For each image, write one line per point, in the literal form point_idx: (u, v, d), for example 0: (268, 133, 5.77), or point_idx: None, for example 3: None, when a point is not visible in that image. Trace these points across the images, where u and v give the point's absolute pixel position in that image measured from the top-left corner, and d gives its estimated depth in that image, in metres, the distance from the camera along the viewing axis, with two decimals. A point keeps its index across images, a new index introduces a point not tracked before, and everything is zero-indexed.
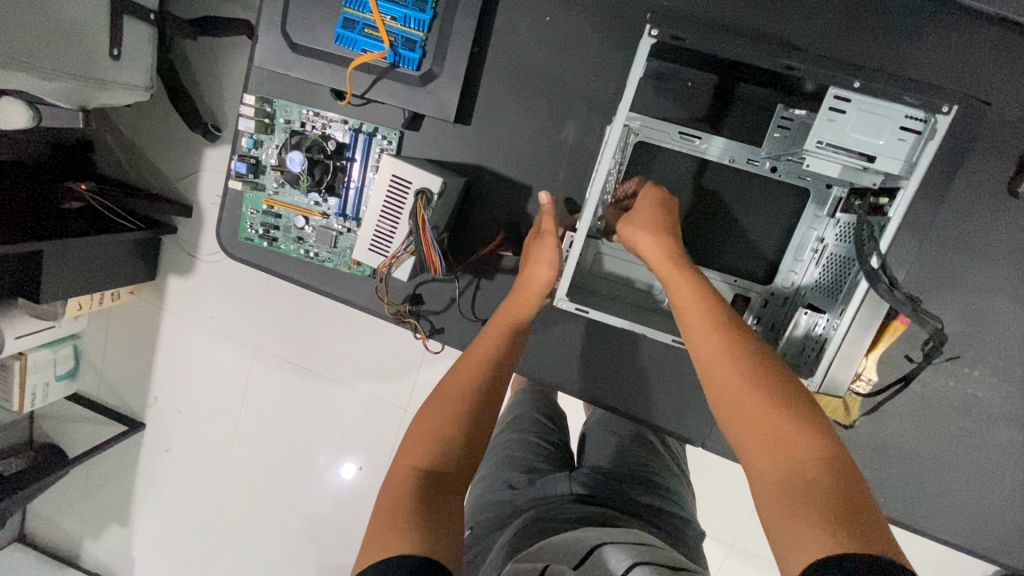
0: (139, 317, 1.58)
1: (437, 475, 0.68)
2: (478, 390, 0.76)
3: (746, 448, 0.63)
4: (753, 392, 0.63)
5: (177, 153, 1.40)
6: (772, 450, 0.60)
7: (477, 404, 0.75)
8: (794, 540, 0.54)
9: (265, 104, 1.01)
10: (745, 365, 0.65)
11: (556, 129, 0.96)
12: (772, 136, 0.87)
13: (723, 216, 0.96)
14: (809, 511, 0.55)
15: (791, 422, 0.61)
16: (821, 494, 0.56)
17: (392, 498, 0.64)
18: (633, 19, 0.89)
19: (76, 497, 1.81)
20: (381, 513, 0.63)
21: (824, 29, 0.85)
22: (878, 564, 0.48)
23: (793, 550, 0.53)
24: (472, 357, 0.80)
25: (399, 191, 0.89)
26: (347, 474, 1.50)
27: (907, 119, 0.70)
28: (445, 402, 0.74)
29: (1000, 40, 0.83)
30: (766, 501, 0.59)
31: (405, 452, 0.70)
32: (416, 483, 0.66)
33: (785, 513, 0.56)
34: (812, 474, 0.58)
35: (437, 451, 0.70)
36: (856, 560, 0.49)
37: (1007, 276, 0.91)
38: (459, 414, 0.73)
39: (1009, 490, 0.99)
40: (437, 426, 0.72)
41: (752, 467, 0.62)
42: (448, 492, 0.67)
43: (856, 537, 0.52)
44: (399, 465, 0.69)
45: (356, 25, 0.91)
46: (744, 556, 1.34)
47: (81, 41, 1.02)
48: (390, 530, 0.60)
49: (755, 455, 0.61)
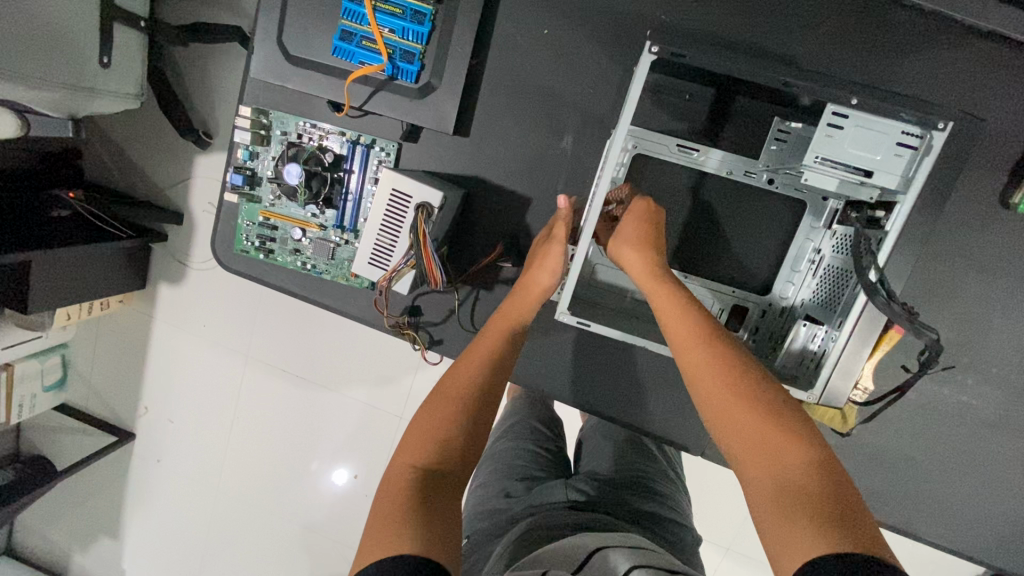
0: (129, 326, 1.56)
1: (438, 475, 0.67)
2: (477, 391, 0.76)
3: (737, 454, 0.63)
4: (742, 399, 0.64)
5: (168, 161, 1.38)
6: (763, 455, 0.61)
7: (477, 405, 0.75)
8: (788, 541, 0.54)
9: (262, 115, 1.00)
10: (735, 374, 0.66)
11: (555, 141, 0.96)
12: (770, 148, 0.88)
13: (718, 227, 0.97)
14: (803, 511, 0.55)
15: (780, 428, 0.62)
16: (811, 496, 0.56)
17: (391, 496, 0.64)
18: (632, 32, 0.90)
19: (64, 508, 1.78)
20: (381, 513, 0.62)
21: (819, 45, 0.86)
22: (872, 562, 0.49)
23: (788, 552, 0.54)
24: (469, 357, 0.80)
25: (398, 205, 0.89)
26: (342, 480, 1.49)
27: (903, 135, 0.71)
28: (443, 403, 0.74)
29: (993, 55, 0.85)
30: (760, 505, 0.59)
31: (404, 453, 0.70)
32: (415, 482, 0.66)
33: (777, 514, 0.57)
34: (802, 476, 0.58)
35: (437, 451, 0.69)
36: (851, 557, 0.50)
37: (1000, 286, 0.93)
38: (458, 413, 0.73)
39: (1000, 494, 1.00)
40: (436, 427, 0.72)
41: (744, 469, 0.62)
42: (447, 491, 0.66)
43: (847, 536, 0.52)
44: (400, 464, 0.69)
45: (354, 38, 0.91)
46: (739, 559, 1.34)
47: (70, 49, 1.00)
48: (390, 530, 0.59)
49: (746, 460, 0.62)
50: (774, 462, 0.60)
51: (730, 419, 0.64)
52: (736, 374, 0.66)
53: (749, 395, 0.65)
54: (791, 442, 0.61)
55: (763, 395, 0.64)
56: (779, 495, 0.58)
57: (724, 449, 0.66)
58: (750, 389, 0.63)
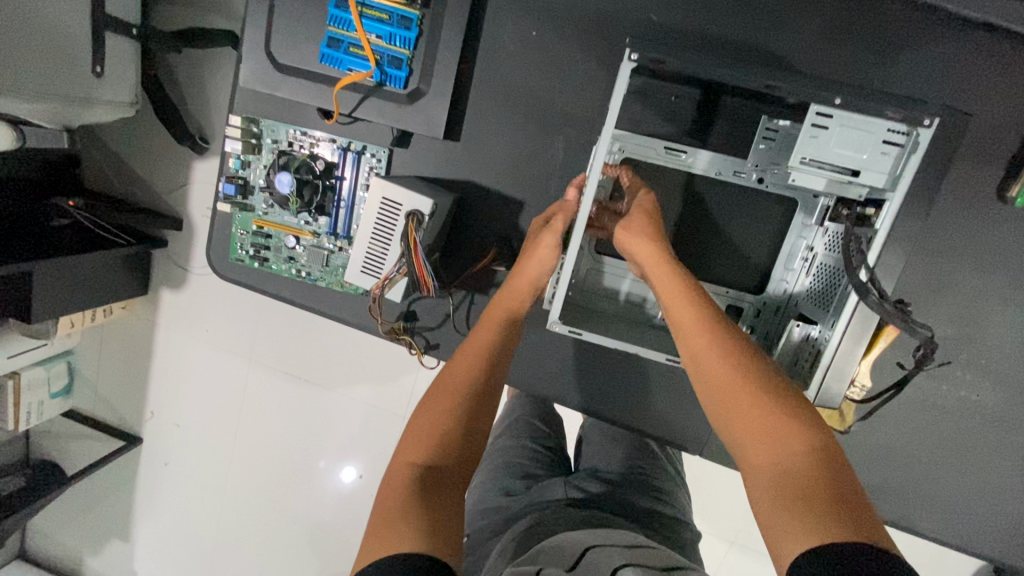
0: (133, 331, 1.57)
1: (439, 472, 0.67)
2: (475, 385, 0.75)
3: (738, 442, 0.63)
4: (743, 387, 0.64)
5: (165, 169, 1.38)
6: (763, 442, 0.61)
7: (475, 398, 0.74)
8: (787, 530, 0.54)
9: (252, 124, 1.00)
10: (736, 362, 0.66)
11: (545, 145, 0.95)
12: (757, 147, 0.86)
13: (710, 227, 0.97)
14: (804, 501, 0.55)
15: (780, 416, 0.62)
16: (810, 484, 0.56)
17: (392, 495, 0.64)
18: (620, 32, 0.89)
19: (76, 512, 1.81)
20: (381, 513, 0.62)
21: (808, 41, 0.85)
22: (874, 553, 0.48)
23: (786, 540, 0.53)
24: (468, 350, 0.80)
25: (389, 214, 0.89)
26: (350, 478, 1.50)
27: (889, 133, 0.71)
28: (443, 397, 0.74)
29: (986, 48, 0.83)
30: (760, 494, 0.59)
31: (403, 453, 0.69)
32: (416, 479, 0.65)
33: (779, 506, 0.56)
34: (802, 465, 0.58)
35: (438, 447, 0.69)
36: (850, 547, 0.49)
37: (998, 282, 0.92)
38: (456, 407, 0.73)
39: (1003, 489, 1.00)
40: (435, 421, 0.71)
41: (745, 459, 0.62)
42: (449, 487, 0.66)
43: (850, 528, 0.52)
44: (400, 462, 0.68)
45: (341, 44, 0.90)
46: (744, 553, 1.35)
47: (64, 59, 1.01)
48: (391, 528, 0.59)
49: (748, 448, 0.62)
50: (775, 449, 0.60)
51: (732, 408, 0.64)
52: (739, 361, 0.66)
53: (751, 383, 0.64)
54: (792, 430, 0.60)
55: (764, 383, 0.64)
56: (779, 484, 0.57)
57: (725, 436, 0.65)
58: (750, 376, 0.63)
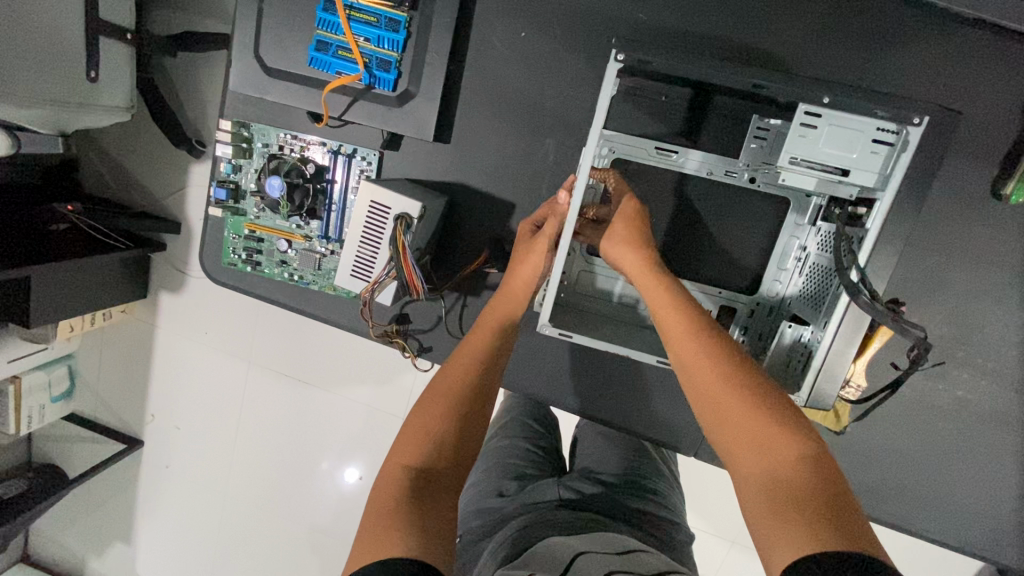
0: (133, 334, 1.57)
1: (431, 474, 0.66)
2: (466, 390, 0.75)
3: (728, 448, 0.62)
4: (734, 394, 0.63)
5: (162, 173, 1.38)
6: (754, 449, 0.60)
7: (467, 402, 0.74)
8: (778, 538, 0.53)
9: (243, 128, 1.01)
10: (726, 367, 0.65)
11: (536, 146, 0.95)
12: (748, 147, 0.85)
13: (701, 228, 0.97)
14: (795, 509, 0.54)
15: (771, 422, 0.61)
16: (802, 492, 0.56)
17: (384, 498, 0.63)
18: (609, 32, 0.88)
19: (78, 514, 1.82)
20: (372, 517, 0.61)
21: (797, 40, 0.84)
22: (865, 561, 0.48)
23: (776, 548, 0.53)
24: (461, 355, 0.79)
25: (378, 216, 0.88)
26: (351, 480, 1.50)
27: (879, 132, 0.70)
28: (437, 400, 0.73)
29: (979, 45, 0.82)
30: (751, 501, 0.58)
31: (395, 455, 0.69)
32: (408, 481, 0.65)
33: (771, 511, 0.55)
34: (793, 472, 0.57)
35: (431, 451, 0.68)
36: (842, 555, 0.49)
37: (994, 281, 0.91)
38: (449, 411, 0.72)
39: (1001, 489, 0.99)
40: (427, 425, 0.71)
41: (735, 466, 0.61)
42: (442, 491, 0.65)
43: (842, 535, 0.51)
44: (392, 465, 0.67)
45: (329, 48, 0.90)
46: (744, 553, 1.34)
47: (58, 64, 1.01)
48: (383, 534, 0.58)
49: (739, 455, 0.61)
50: (765, 457, 0.59)
51: (722, 414, 0.63)
52: (730, 368, 0.65)
53: (741, 389, 0.63)
54: (782, 437, 0.59)
55: (754, 388, 0.63)
56: (769, 492, 0.57)
57: (715, 442, 0.64)
58: (740, 382, 0.62)
